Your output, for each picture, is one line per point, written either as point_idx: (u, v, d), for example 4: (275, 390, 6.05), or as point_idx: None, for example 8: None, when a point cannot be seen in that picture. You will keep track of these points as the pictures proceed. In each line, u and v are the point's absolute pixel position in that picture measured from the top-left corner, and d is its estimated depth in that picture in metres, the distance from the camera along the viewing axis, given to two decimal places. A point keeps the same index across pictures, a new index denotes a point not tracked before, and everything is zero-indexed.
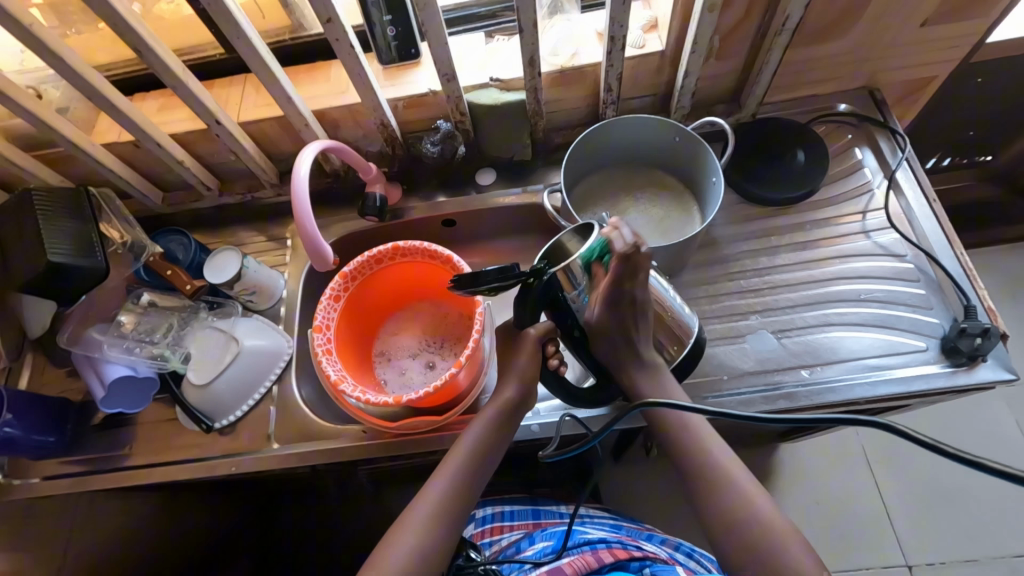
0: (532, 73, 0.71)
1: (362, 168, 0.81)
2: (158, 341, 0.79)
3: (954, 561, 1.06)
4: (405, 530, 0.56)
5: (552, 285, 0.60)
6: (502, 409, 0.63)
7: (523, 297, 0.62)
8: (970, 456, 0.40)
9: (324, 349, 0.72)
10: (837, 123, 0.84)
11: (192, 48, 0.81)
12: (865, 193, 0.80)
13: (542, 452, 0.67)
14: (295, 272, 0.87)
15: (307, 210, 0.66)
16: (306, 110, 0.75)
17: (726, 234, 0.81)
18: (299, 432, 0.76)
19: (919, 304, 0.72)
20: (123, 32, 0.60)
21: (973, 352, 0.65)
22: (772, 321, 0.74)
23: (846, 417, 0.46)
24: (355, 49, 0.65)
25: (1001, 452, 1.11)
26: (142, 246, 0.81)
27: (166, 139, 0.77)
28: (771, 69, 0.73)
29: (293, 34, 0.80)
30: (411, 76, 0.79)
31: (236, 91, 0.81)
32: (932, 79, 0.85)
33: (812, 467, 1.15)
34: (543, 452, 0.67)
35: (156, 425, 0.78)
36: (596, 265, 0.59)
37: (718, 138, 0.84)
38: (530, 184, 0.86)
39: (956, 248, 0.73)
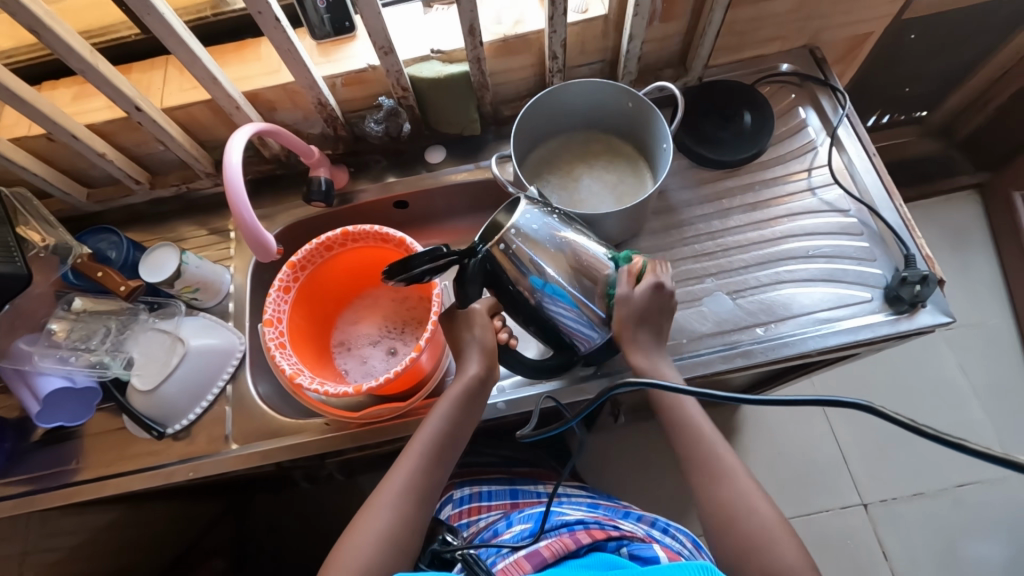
0: (474, 43, 0.69)
1: (303, 151, 0.77)
2: (95, 348, 0.74)
3: (905, 497, 1.13)
4: (377, 511, 0.58)
5: (488, 264, 0.59)
6: (465, 389, 0.63)
7: (461, 279, 0.60)
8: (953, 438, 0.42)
9: (276, 343, 0.69)
10: (781, 83, 0.85)
11: (104, 30, 0.75)
12: (810, 150, 0.81)
13: (519, 431, 0.65)
14: (241, 266, 0.83)
15: (243, 199, 0.62)
16: (236, 93, 0.70)
17: (680, 198, 0.81)
18: (259, 431, 0.73)
19: (864, 257, 0.74)
20: (15, 11, 0.54)
21: (914, 299, 0.68)
22: (727, 282, 0.76)
23: (830, 399, 0.47)
24: (281, 23, 0.61)
25: (941, 393, 1.18)
26: (67, 247, 0.75)
27: (82, 131, 0.71)
28: (715, 30, 0.73)
29: (215, 10, 0.74)
30: (348, 51, 0.75)
31: (157, 75, 0.75)
32: (870, 35, 0.86)
33: (773, 421, 1.20)
34: (521, 431, 0.65)
35: (103, 435, 0.74)
36: (532, 239, 0.59)
37: (668, 103, 0.84)
38: (482, 159, 0.84)
39: (895, 200, 0.76)
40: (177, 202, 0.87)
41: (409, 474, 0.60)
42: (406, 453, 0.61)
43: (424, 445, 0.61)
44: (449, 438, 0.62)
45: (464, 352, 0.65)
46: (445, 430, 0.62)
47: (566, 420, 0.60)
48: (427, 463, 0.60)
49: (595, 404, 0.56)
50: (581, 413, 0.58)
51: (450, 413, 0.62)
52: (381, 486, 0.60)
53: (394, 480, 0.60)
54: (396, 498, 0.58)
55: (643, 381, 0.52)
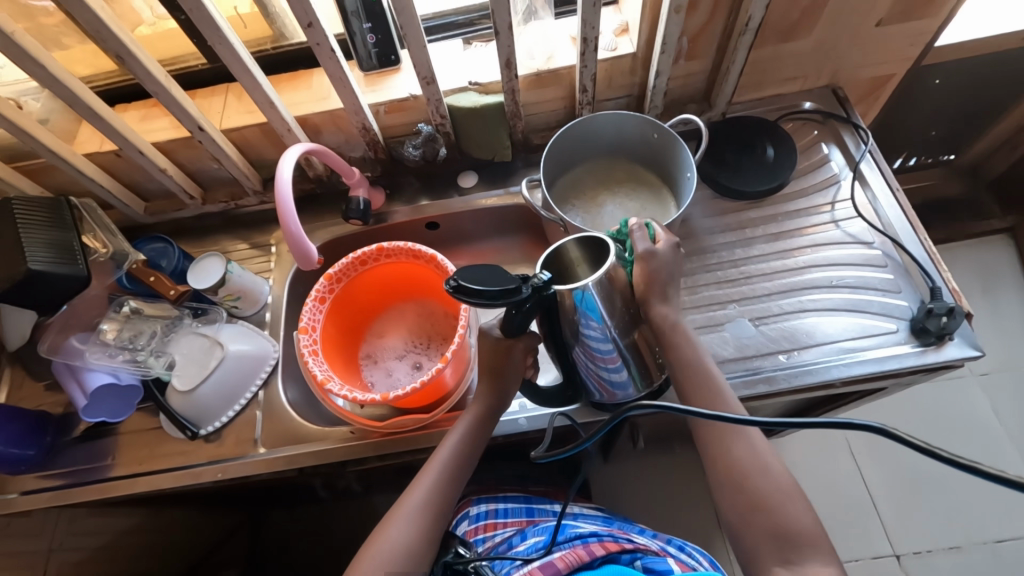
0: (509, 75, 0.74)
1: (345, 172, 0.82)
2: (141, 347, 0.79)
3: (940, 549, 1.07)
4: (396, 524, 0.58)
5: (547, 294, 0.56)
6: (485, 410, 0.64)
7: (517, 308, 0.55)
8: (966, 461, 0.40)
9: (310, 349, 0.73)
10: (804, 120, 0.88)
11: (175, 60, 0.82)
12: (833, 184, 0.83)
13: (535, 452, 0.64)
14: (280, 278, 0.87)
15: (292, 212, 0.67)
16: (289, 116, 0.76)
17: (703, 226, 0.83)
18: (286, 436, 0.76)
19: (889, 288, 0.75)
20: (106, 39, 0.61)
21: (941, 331, 0.68)
22: (750, 309, 0.76)
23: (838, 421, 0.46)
24: (336, 53, 0.67)
25: (977, 439, 1.14)
26: (124, 255, 0.80)
27: (148, 147, 0.77)
28: (738, 68, 0.77)
29: (275, 43, 0.82)
30: (392, 82, 0.81)
31: (217, 100, 0.82)
32: (892, 77, 0.89)
33: (798, 460, 1.17)
34: (536, 452, 0.64)
35: (139, 434, 0.77)
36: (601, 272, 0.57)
37: (693, 137, 0.87)
38: (511, 185, 0.88)
39: (920, 234, 0.77)
40: (224, 217, 0.92)
41: (428, 490, 0.60)
42: (426, 469, 0.62)
43: (443, 462, 0.62)
44: (467, 456, 0.63)
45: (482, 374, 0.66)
46: (463, 449, 0.63)
47: (582, 440, 0.58)
48: (447, 478, 0.61)
49: (602, 429, 0.55)
50: (596, 434, 0.56)
51: (469, 433, 0.64)
52: (399, 503, 0.61)
53: (413, 495, 0.60)
54: (413, 514, 0.59)
55: (657, 404, 0.52)
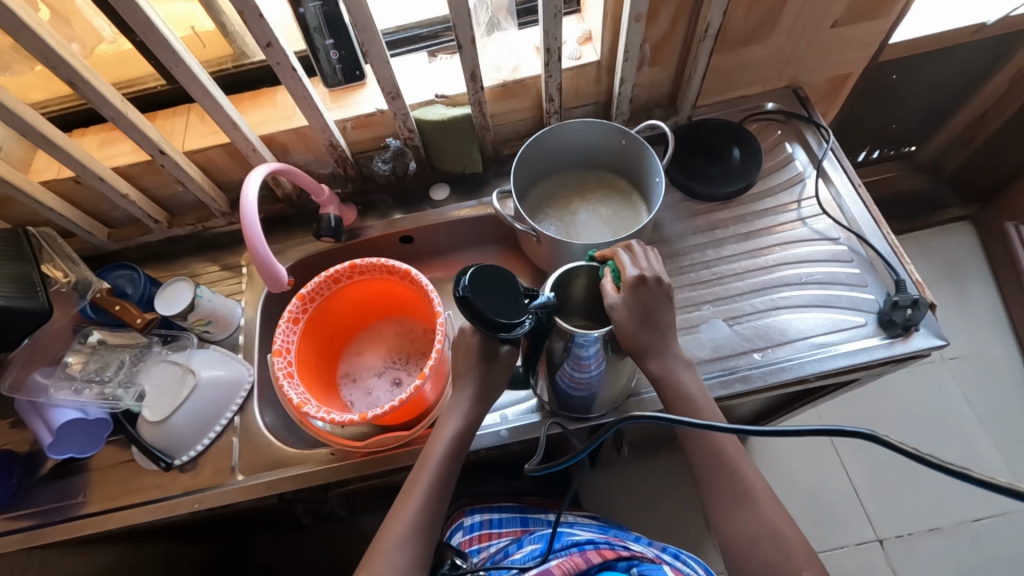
0: (475, 88, 0.74)
1: (314, 190, 0.81)
2: (109, 379, 0.76)
3: (920, 532, 1.10)
4: (386, 553, 0.58)
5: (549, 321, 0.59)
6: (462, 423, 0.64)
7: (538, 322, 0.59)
8: (956, 467, 0.41)
9: (285, 372, 0.71)
10: (767, 120, 0.90)
11: (133, 82, 0.81)
12: (798, 183, 0.85)
13: (529, 465, 0.63)
14: (252, 300, 0.86)
15: (258, 233, 0.66)
16: (253, 136, 0.75)
17: (675, 229, 0.84)
18: (264, 461, 0.74)
19: (856, 283, 0.77)
20: (57, 66, 0.59)
21: (907, 323, 0.70)
22: (724, 309, 0.77)
23: (834, 429, 0.47)
24: (298, 72, 0.66)
25: (950, 421, 1.17)
26: (87, 284, 0.78)
27: (107, 173, 0.75)
28: (700, 73, 0.78)
29: (236, 62, 0.80)
30: (357, 97, 0.80)
31: (179, 121, 0.81)
32: (849, 75, 0.92)
33: (781, 452, 1.19)
34: (530, 465, 0.63)
35: (111, 468, 0.75)
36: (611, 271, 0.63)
37: (660, 141, 0.88)
38: (484, 196, 0.88)
39: (883, 228, 0.79)
40: (192, 240, 0.90)
41: (414, 515, 0.60)
42: (409, 496, 0.61)
43: (429, 482, 0.62)
44: (446, 478, 0.62)
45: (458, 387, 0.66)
46: (445, 464, 0.63)
47: (574, 453, 0.59)
48: (428, 502, 0.61)
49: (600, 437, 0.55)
50: (590, 446, 0.56)
51: (449, 446, 0.63)
52: (387, 526, 0.60)
53: (398, 521, 0.60)
54: (404, 535, 0.59)
55: (655, 416, 0.52)
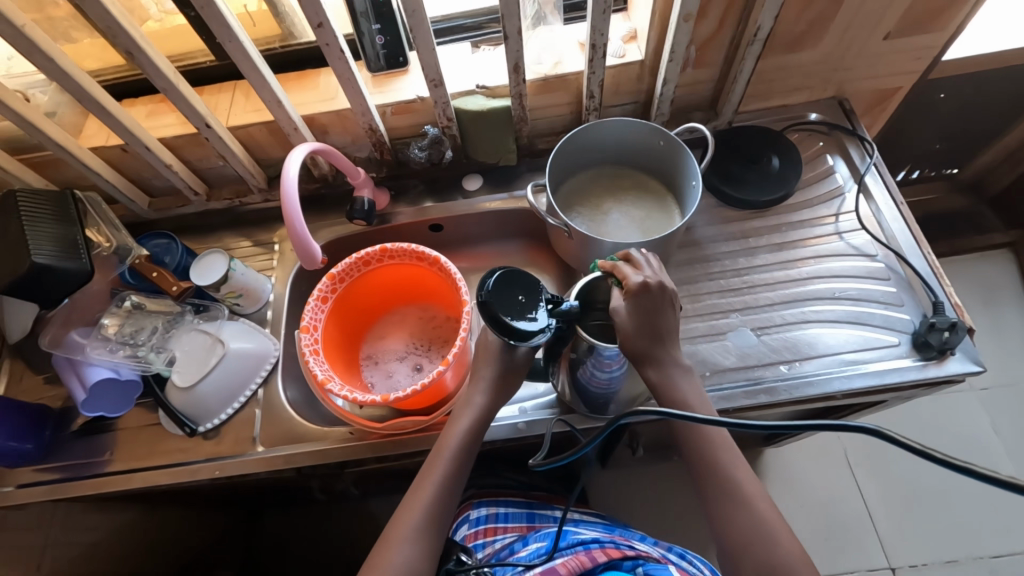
0: (517, 80, 0.74)
1: (350, 172, 0.82)
2: (142, 343, 0.79)
3: (936, 563, 1.07)
4: (398, 544, 0.58)
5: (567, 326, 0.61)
6: (476, 420, 0.65)
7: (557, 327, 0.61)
8: (959, 462, 0.41)
9: (311, 349, 0.72)
10: (809, 131, 0.88)
11: (183, 56, 0.82)
12: (837, 196, 0.83)
13: (530, 460, 0.63)
14: (282, 276, 0.87)
15: (296, 210, 0.67)
16: (296, 116, 0.76)
17: (708, 235, 0.83)
18: (284, 435, 0.76)
19: (891, 301, 0.75)
20: (116, 35, 0.61)
21: (942, 346, 0.68)
22: (752, 319, 0.76)
23: (839, 424, 0.46)
24: (345, 54, 0.67)
25: (976, 452, 1.14)
26: (127, 250, 0.80)
27: (154, 143, 0.77)
28: (746, 78, 0.77)
29: (283, 42, 0.82)
30: (399, 83, 0.81)
31: (225, 97, 0.82)
32: (898, 90, 0.89)
33: (796, 471, 1.17)
34: (532, 461, 0.63)
35: (138, 429, 0.77)
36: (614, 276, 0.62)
37: (698, 145, 0.87)
38: (516, 189, 0.88)
39: (923, 248, 0.77)
40: (229, 214, 0.92)
41: (425, 507, 0.60)
42: (420, 488, 0.61)
43: (440, 478, 0.62)
44: (458, 471, 0.62)
45: (474, 383, 0.67)
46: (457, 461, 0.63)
47: (580, 446, 0.58)
48: (440, 495, 0.61)
49: (608, 429, 0.55)
50: (596, 438, 0.56)
51: (462, 442, 0.63)
52: (397, 521, 0.60)
53: (410, 513, 0.60)
54: (415, 530, 0.59)
55: (666, 412, 0.51)
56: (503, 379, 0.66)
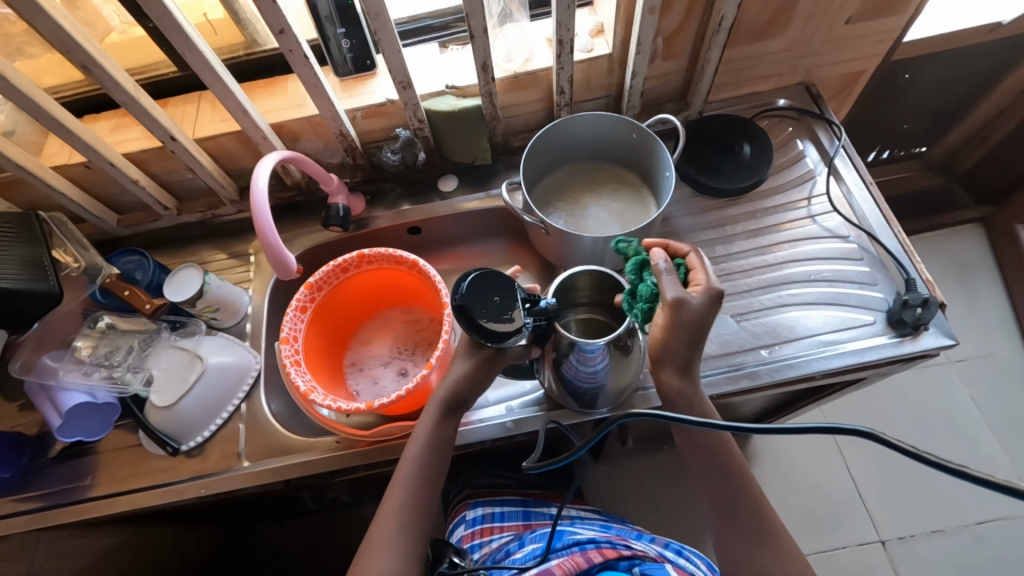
0: (487, 79, 0.74)
1: (323, 179, 0.81)
2: (117, 363, 0.77)
3: (923, 534, 1.10)
4: (376, 552, 0.57)
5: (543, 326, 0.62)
6: (438, 415, 0.63)
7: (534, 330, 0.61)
8: (955, 466, 0.41)
9: (292, 360, 0.71)
10: (779, 117, 0.89)
11: (145, 68, 0.81)
12: (809, 180, 0.84)
13: (525, 464, 0.62)
14: (260, 288, 0.86)
15: (268, 221, 0.66)
16: (264, 124, 0.75)
17: (685, 224, 0.84)
18: (270, 449, 0.75)
19: (866, 281, 0.76)
20: (71, 50, 0.59)
21: (916, 322, 0.70)
22: (732, 305, 0.77)
23: (833, 427, 0.46)
24: (310, 60, 0.66)
25: (956, 424, 1.17)
26: (97, 271, 0.78)
27: (119, 159, 0.75)
28: (713, 67, 0.77)
29: (247, 50, 0.80)
30: (368, 86, 0.80)
31: (191, 108, 0.81)
32: (863, 73, 0.91)
33: (784, 452, 1.18)
34: (527, 464, 0.62)
35: (119, 451, 0.76)
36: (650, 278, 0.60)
37: (671, 136, 0.88)
38: (493, 188, 0.87)
39: (894, 227, 0.78)
40: (202, 227, 0.91)
41: (399, 513, 0.59)
42: (392, 495, 0.61)
43: (409, 478, 0.61)
44: (431, 476, 0.61)
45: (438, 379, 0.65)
46: (427, 460, 0.62)
47: (573, 451, 0.56)
48: (413, 501, 0.60)
49: (600, 433, 0.53)
50: (592, 441, 0.54)
51: (428, 439, 0.62)
52: (373, 528, 0.60)
53: (384, 519, 0.59)
54: (390, 535, 0.58)
55: (648, 412, 0.51)
56: (474, 381, 0.63)
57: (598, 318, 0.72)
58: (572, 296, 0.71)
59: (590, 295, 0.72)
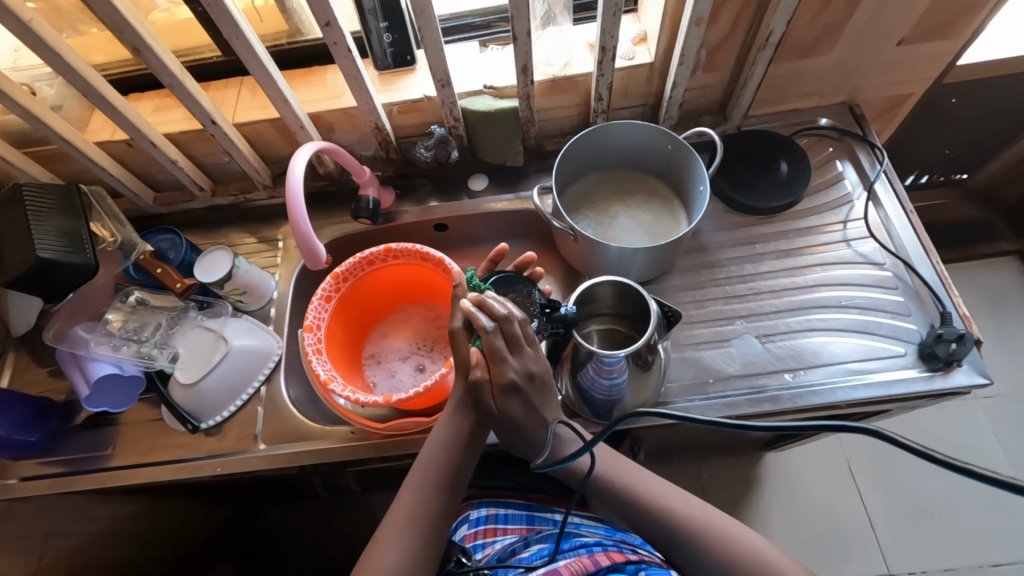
0: (525, 81, 0.73)
1: (355, 171, 0.81)
2: (145, 339, 0.79)
3: (936, 571, 1.07)
4: (390, 543, 0.56)
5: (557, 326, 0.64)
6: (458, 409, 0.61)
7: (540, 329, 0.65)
8: (960, 463, 0.41)
9: (314, 348, 0.72)
10: (819, 136, 0.87)
11: (189, 50, 0.82)
12: (846, 203, 0.83)
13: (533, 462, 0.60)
14: (286, 274, 0.87)
15: (302, 210, 0.67)
16: (302, 114, 0.76)
17: (714, 240, 0.83)
18: (286, 433, 0.76)
19: (899, 311, 0.74)
20: (124, 32, 0.61)
21: (949, 357, 0.67)
22: (757, 326, 0.76)
23: (836, 425, 0.46)
24: (352, 53, 0.66)
25: (979, 461, 1.14)
26: (132, 245, 0.80)
27: (160, 139, 0.77)
28: (756, 82, 0.76)
29: (290, 38, 0.81)
30: (406, 81, 0.80)
31: (231, 93, 0.82)
32: (910, 96, 0.88)
33: (797, 476, 1.16)
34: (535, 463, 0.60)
35: (141, 424, 0.77)
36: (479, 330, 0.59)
37: (706, 148, 0.86)
38: (522, 190, 0.87)
39: (932, 257, 0.76)
40: (233, 210, 0.92)
41: (416, 505, 0.58)
42: (410, 491, 0.59)
43: (424, 471, 0.60)
44: (453, 473, 0.60)
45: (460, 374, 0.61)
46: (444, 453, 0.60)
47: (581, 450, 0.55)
48: (433, 496, 0.59)
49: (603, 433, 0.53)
50: (597, 440, 0.53)
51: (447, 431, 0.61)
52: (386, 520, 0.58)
53: (401, 511, 0.58)
54: (401, 527, 0.57)
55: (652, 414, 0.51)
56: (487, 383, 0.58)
57: (619, 331, 0.72)
58: (593, 306, 0.71)
59: (612, 307, 0.71)
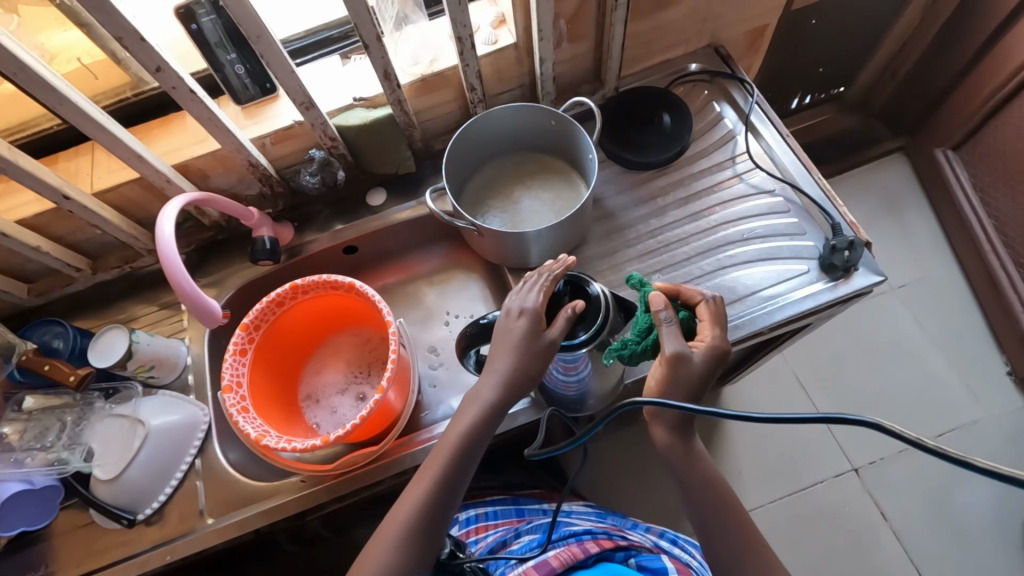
0: (391, 86, 0.71)
1: (241, 214, 0.77)
2: (52, 444, 0.72)
3: (891, 455, 1.15)
4: (383, 547, 0.53)
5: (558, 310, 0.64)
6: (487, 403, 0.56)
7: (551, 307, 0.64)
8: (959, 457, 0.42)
9: (238, 408, 0.68)
10: (693, 82, 0.90)
11: (23, 125, 0.75)
12: (730, 140, 0.86)
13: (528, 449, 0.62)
14: (196, 335, 0.82)
15: (180, 269, 0.63)
16: (165, 167, 0.71)
17: (618, 202, 0.84)
18: (233, 500, 0.72)
19: (795, 232, 0.78)
20: None
21: (846, 265, 0.72)
22: (674, 276, 0.78)
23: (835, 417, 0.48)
24: (197, 94, 0.62)
25: (905, 347, 1.23)
26: (10, 347, 0.74)
27: (12, 227, 0.70)
28: (619, 43, 0.78)
29: (135, 90, 0.76)
30: (272, 110, 0.76)
31: (83, 162, 0.75)
32: (766, 28, 0.93)
33: (754, 402, 1.22)
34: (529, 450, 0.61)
35: (71, 533, 0.71)
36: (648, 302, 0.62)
37: (589, 117, 0.87)
38: (422, 194, 0.86)
39: (814, 174, 0.80)
40: (124, 282, 0.86)
41: (418, 511, 0.54)
42: (416, 488, 0.56)
43: (437, 471, 0.55)
44: (461, 473, 0.56)
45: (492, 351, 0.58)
46: (460, 450, 0.56)
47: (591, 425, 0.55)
48: (436, 498, 0.55)
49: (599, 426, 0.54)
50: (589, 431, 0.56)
51: (468, 428, 0.56)
52: (386, 519, 0.55)
53: (400, 516, 0.54)
54: (401, 534, 0.53)
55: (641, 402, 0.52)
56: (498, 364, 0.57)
57: None
58: None
59: None
